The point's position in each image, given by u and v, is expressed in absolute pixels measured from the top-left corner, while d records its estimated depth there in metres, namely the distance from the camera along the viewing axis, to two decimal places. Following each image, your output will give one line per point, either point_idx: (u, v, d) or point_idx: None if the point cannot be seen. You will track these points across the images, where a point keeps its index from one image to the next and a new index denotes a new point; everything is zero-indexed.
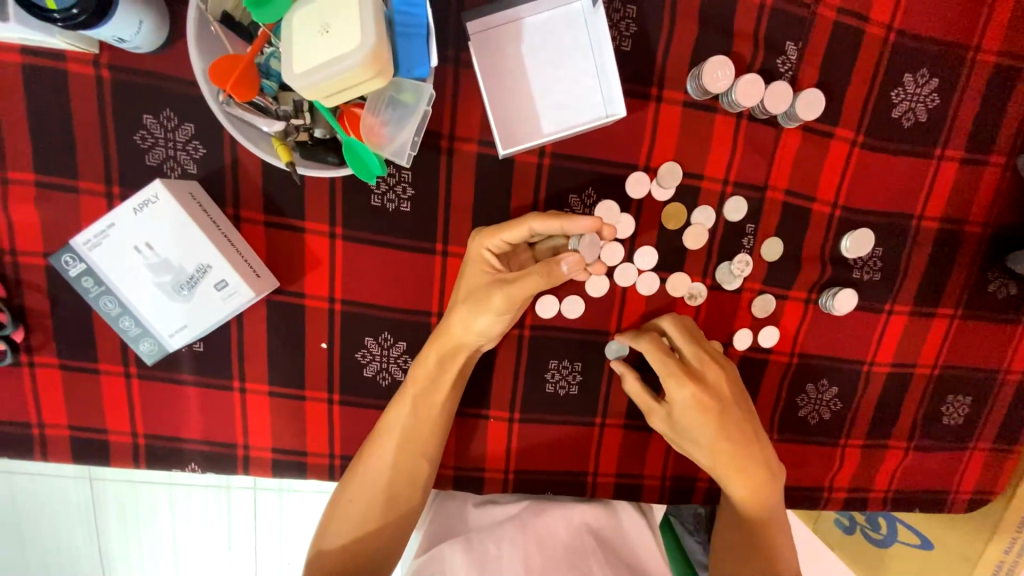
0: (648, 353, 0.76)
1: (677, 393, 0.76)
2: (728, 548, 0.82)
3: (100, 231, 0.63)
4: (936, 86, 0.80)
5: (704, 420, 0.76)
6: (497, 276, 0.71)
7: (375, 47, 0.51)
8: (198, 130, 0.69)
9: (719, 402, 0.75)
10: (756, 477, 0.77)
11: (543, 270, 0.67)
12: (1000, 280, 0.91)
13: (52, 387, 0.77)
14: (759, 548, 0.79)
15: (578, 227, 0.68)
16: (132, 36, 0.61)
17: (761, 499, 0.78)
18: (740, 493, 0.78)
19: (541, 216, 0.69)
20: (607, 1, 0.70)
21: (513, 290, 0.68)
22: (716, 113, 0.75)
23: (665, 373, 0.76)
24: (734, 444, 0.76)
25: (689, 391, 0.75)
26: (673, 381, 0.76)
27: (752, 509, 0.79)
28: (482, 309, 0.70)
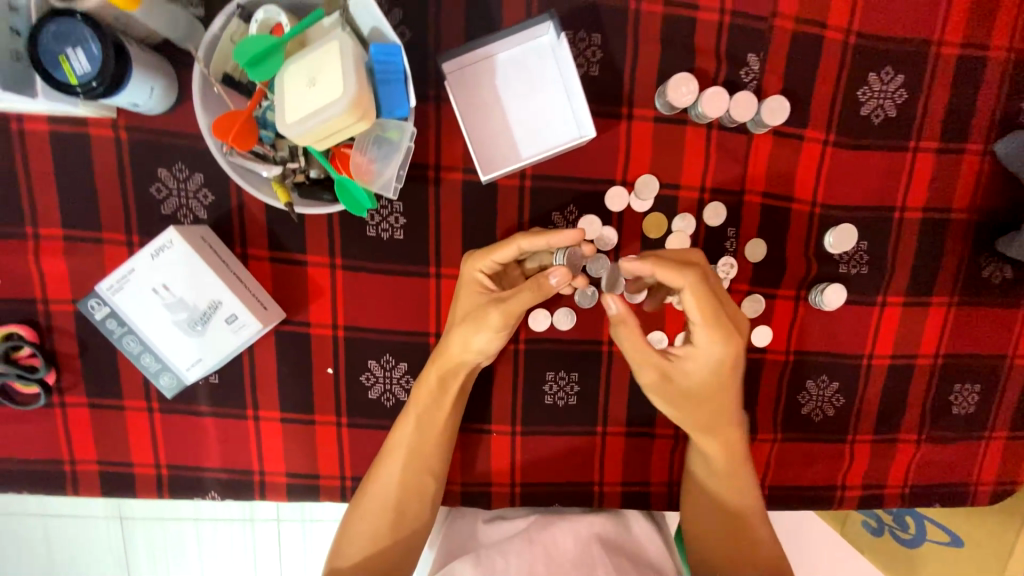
0: (694, 298, 0.69)
1: (708, 343, 0.72)
2: (700, 508, 0.84)
3: (121, 277, 0.68)
4: (901, 82, 0.83)
5: (720, 377, 0.74)
6: (490, 296, 0.74)
7: (358, 95, 0.57)
8: (207, 178, 0.76)
9: (739, 360, 0.74)
10: (738, 440, 0.80)
11: (533, 286, 0.69)
12: (994, 265, 0.91)
13: (81, 425, 0.82)
14: (733, 510, 0.83)
15: (561, 241, 0.70)
16: (144, 100, 0.68)
17: (740, 461, 0.82)
18: (719, 452, 0.80)
19: (528, 234, 0.71)
20: (573, 32, 0.75)
21: (507, 307, 0.71)
22: (686, 125, 0.79)
23: (700, 325, 0.70)
24: (727, 403, 0.77)
25: (722, 347, 0.72)
26: (706, 334, 0.71)
27: (731, 469, 0.81)
28: (478, 328, 0.73)
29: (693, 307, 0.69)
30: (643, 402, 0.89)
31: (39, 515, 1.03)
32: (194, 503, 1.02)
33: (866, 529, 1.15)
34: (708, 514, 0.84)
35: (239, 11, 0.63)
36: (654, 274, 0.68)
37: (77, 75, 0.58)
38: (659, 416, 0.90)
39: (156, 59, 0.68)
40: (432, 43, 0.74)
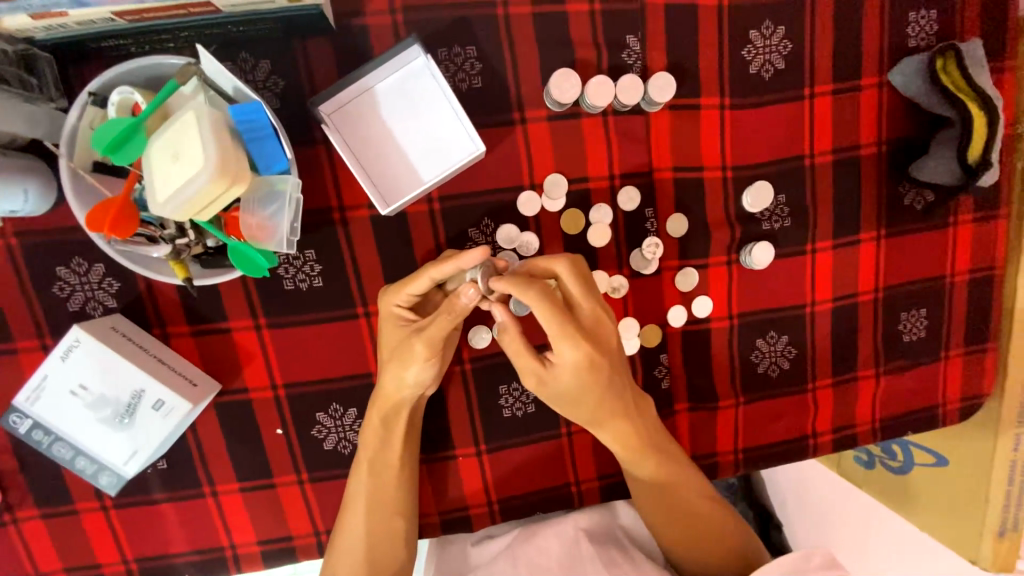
0: (540, 308, 0.66)
1: (568, 352, 0.68)
2: (653, 505, 0.81)
3: (37, 385, 0.67)
4: (784, 33, 0.83)
5: (591, 382, 0.71)
6: (411, 328, 0.73)
7: (221, 161, 0.56)
8: (109, 267, 0.74)
9: (603, 360, 0.71)
10: (632, 431, 0.77)
11: (448, 309, 0.68)
12: (913, 191, 0.92)
13: (38, 538, 0.80)
14: (666, 499, 0.80)
15: (471, 262, 0.67)
16: (21, 205, 0.66)
17: (643, 453, 0.78)
18: (615, 444, 0.78)
19: (436, 262, 0.70)
20: (446, 49, 0.74)
21: (427, 336, 0.70)
22: (581, 117, 0.79)
23: (552, 330, 0.67)
24: (622, 402, 0.75)
25: (574, 352, 0.68)
26: (562, 340, 0.68)
27: (633, 461, 0.79)
28: (406, 362, 0.72)
29: (540, 317, 0.66)
30: None
31: None
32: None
33: (859, 464, 1.17)
34: (650, 506, 0.82)
35: (92, 98, 0.61)
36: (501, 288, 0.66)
37: None
38: None
39: (26, 161, 0.66)
40: (307, 87, 0.72)
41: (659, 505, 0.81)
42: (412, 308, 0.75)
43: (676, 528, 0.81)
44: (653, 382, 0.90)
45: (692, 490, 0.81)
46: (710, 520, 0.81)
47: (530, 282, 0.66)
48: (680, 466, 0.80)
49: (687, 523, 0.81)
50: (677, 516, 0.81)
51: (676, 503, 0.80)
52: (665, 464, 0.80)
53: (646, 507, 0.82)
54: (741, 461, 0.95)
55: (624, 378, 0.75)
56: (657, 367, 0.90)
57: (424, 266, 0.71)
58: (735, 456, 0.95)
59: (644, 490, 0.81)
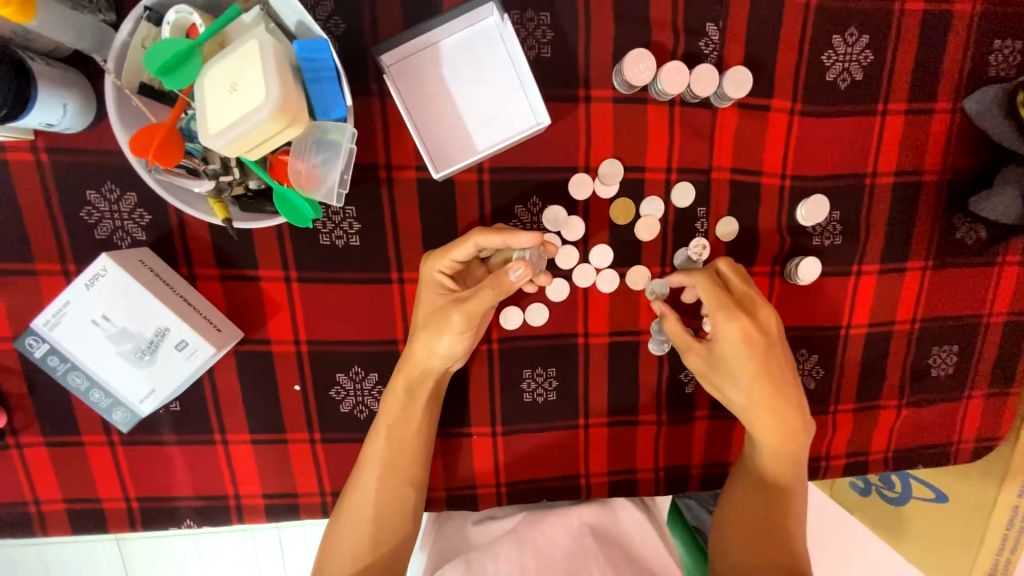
0: (700, 286, 0.75)
1: (726, 325, 0.74)
2: (743, 505, 0.80)
3: (57, 310, 0.64)
4: (867, 43, 0.80)
5: (749, 358, 0.74)
6: (450, 297, 0.71)
7: (282, 98, 0.53)
8: (141, 198, 0.71)
9: (764, 343, 0.74)
10: (793, 429, 0.76)
11: (494, 283, 0.67)
12: (967, 225, 0.90)
13: (41, 465, 0.78)
14: (775, 510, 0.78)
15: (520, 240, 0.68)
16: (59, 119, 0.62)
17: (787, 451, 0.77)
18: (768, 437, 0.77)
19: (486, 231, 0.69)
20: (519, 12, 0.70)
21: (467, 308, 0.69)
22: (647, 103, 0.76)
23: (709, 304, 0.75)
24: (776, 393, 0.75)
25: (735, 326, 0.74)
26: (719, 314, 0.74)
27: (774, 457, 0.78)
28: (440, 332, 0.71)
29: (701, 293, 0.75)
30: (624, 391, 0.87)
31: (31, 549, 0.99)
32: (192, 523, 0.98)
33: (854, 490, 1.16)
34: (748, 510, 0.79)
35: (147, 13, 0.57)
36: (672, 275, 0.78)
37: None
38: (641, 404, 0.88)
39: (67, 73, 0.62)
40: (369, 34, 0.68)
41: (758, 512, 0.78)
42: (452, 277, 0.73)
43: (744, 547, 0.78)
44: (677, 385, 0.88)
45: (795, 507, 0.79)
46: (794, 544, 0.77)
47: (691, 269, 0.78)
48: (800, 478, 0.79)
49: (773, 539, 0.77)
50: (761, 530, 0.78)
51: (769, 513, 0.78)
52: (791, 473, 0.78)
53: (732, 503, 0.81)
54: None
55: (789, 376, 0.77)
56: (685, 371, 0.88)
57: (472, 232, 0.70)
58: None
59: (754, 493, 0.79)
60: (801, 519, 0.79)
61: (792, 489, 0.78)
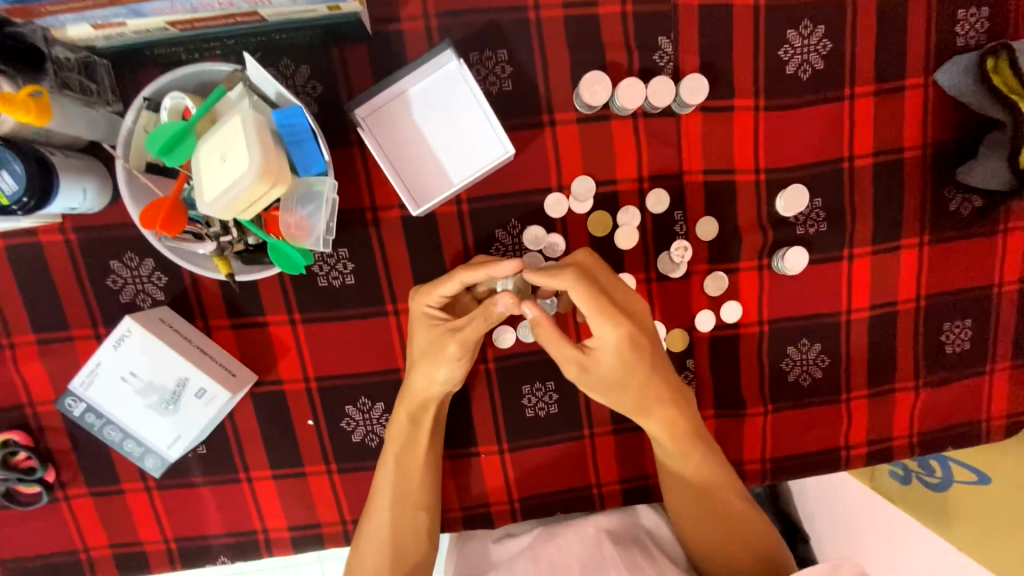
0: (578, 290, 0.68)
1: (608, 331, 0.71)
2: (685, 506, 0.82)
3: (90, 371, 0.71)
4: (823, 32, 0.81)
5: (632, 360, 0.73)
6: (443, 328, 0.75)
7: (265, 163, 0.59)
8: (158, 262, 0.78)
9: (646, 342, 0.73)
10: (678, 418, 0.78)
11: (482, 313, 0.70)
12: (959, 196, 0.88)
13: (88, 515, 0.85)
14: (714, 497, 0.80)
15: (501, 271, 0.69)
16: (81, 202, 0.70)
17: (692, 443, 0.79)
18: (664, 434, 0.78)
19: (469, 267, 0.72)
20: (478, 52, 0.76)
21: (462, 337, 0.72)
22: (610, 119, 0.79)
23: (591, 312, 0.69)
24: (662, 386, 0.76)
25: (618, 331, 0.71)
26: (602, 321, 0.70)
27: (685, 454, 0.79)
28: (439, 362, 0.74)
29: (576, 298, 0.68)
30: None
31: None
32: (230, 561, 1.04)
33: (896, 480, 1.12)
34: (691, 505, 0.81)
35: (147, 103, 0.65)
36: (538, 277, 0.68)
37: (7, 195, 0.61)
38: None
39: (85, 161, 0.70)
40: (344, 91, 0.75)
41: (698, 502, 0.81)
42: (443, 309, 0.77)
43: (710, 539, 0.80)
44: None
45: (733, 488, 0.81)
46: (746, 521, 0.80)
47: (559, 269, 0.69)
48: (717, 459, 0.80)
49: (724, 525, 0.80)
50: (714, 516, 0.80)
51: (711, 502, 0.80)
52: (706, 460, 0.80)
53: (676, 504, 0.82)
54: (768, 471, 0.94)
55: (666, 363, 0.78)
56: (684, 372, 0.89)
57: (456, 269, 0.73)
58: (762, 465, 0.93)
59: (685, 490, 0.81)
60: (740, 492, 0.82)
61: (715, 474, 0.80)
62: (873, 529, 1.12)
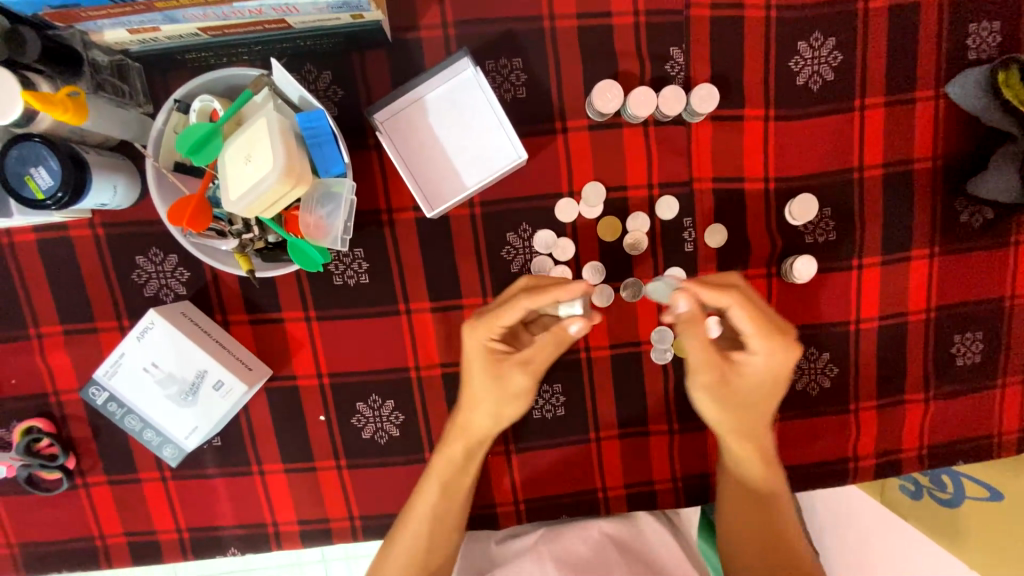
0: (743, 310, 0.70)
1: (763, 352, 0.71)
2: (743, 520, 0.80)
3: (114, 361, 0.74)
4: (834, 44, 0.82)
5: (766, 385, 0.74)
6: (509, 359, 0.74)
7: (288, 163, 0.62)
8: (181, 258, 0.81)
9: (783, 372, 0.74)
10: (765, 446, 0.78)
11: (555, 339, 0.72)
12: (971, 207, 0.88)
13: (105, 502, 0.88)
14: (775, 523, 0.79)
15: (570, 296, 0.69)
16: (111, 199, 0.73)
17: (771, 467, 0.79)
18: (753, 453, 0.78)
19: (531, 293, 0.70)
20: (494, 61, 0.78)
21: (534, 368, 0.73)
22: (621, 127, 0.81)
23: (751, 331, 0.70)
24: (762, 414, 0.77)
25: (771, 354, 0.71)
26: (760, 340, 0.71)
27: (763, 474, 0.79)
28: (505, 393, 0.75)
29: (740, 318, 0.70)
30: (632, 402, 0.89)
31: None
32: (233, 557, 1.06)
33: (906, 495, 1.09)
34: (756, 538, 0.79)
35: (177, 105, 0.68)
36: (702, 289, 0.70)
37: (43, 190, 0.64)
38: (651, 414, 0.90)
39: (115, 159, 0.73)
40: (364, 97, 0.78)
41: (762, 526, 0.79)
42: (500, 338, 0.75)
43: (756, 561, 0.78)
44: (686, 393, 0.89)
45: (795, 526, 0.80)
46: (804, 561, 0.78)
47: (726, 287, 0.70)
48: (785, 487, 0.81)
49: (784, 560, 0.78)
50: (767, 541, 0.78)
51: (768, 527, 0.79)
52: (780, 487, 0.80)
53: (735, 520, 0.81)
54: None
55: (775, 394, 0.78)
56: None
57: (517, 298, 0.71)
58: None
59: (753, 520, 0.80)
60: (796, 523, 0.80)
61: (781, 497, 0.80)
62: (887, 546, 1.08)
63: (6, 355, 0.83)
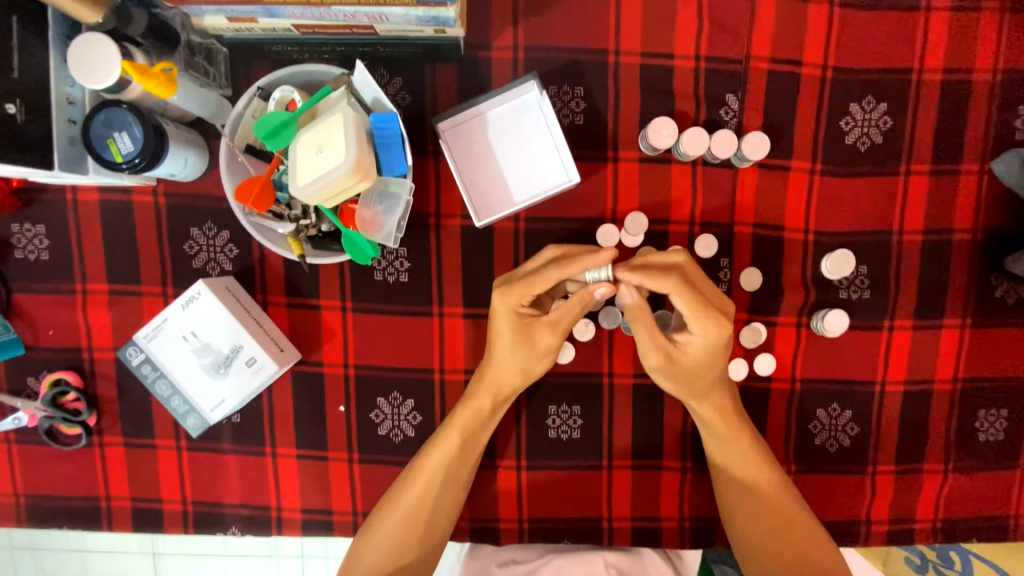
0: (675, 292, 0.71)
1: (701, 330, 0.73)
2: (747, 516, 0.82)
3: (155, 326, 0.76)
4: (885, 110, 0.84)
5: (711, 361, 0.76)
6: (537, 320, 0.75)
7: (358, 159, 0.65)
8: (232, 235, 0.84)
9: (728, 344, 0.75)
10: (736, 427, 0.81)
11: (581, 302, 0.73)
12: (1006, 284, 0.88)
13: (118, 464, 0.88)
14: (776, 515, 0.81)
15: (598, 263, 0.71)
16: (180, 169, 0.77)
17: (757, 458, 0.81)
18: (730, 440, 0.81)
19: (557, 265, 0.72)
20: (557, 87, 0.81)
21: (559, 326, 0.75)
22: (670, 163, 0.83)
23: (690, 313, 0.72)
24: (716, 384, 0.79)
25: (711, 332, 0.73)
26: (697, 319, 0.72)
27: (748, 465, 0.81)
28: (532, 351, 0.77)
29: (677, 299, 0.71)
30: (648, 434, 0.89)
31: (80, 549, 1.08)
32: (223, 538, 1.06)
33: (911, 567, 1.06)
34: (758, 522, 0.81)
35: (259, 92, 0.72)
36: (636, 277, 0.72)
37: (123, 154, 0.67)
38: (665, 448, 0.89)
39: (190, 134, 0.77)
40: (430, 106, 0.81)
41: (766, 523, 0.81)
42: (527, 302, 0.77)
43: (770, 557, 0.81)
44: None
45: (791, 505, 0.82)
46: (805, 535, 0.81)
47: (663, 272, 0.71)
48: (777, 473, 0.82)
49: (789, 538, 0.81)
50: (773, 535, 0.81)
51: (770, 522, 0.81)
52: (771, 475, 0.82)
53: (740, 521, 0.82)
54: None
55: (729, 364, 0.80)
56: None
57: (543, 268, 0.73)
58: None
59: (752, 502, 0.82)
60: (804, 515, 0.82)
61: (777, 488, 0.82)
62: None
63: (51, 306, 0.85)
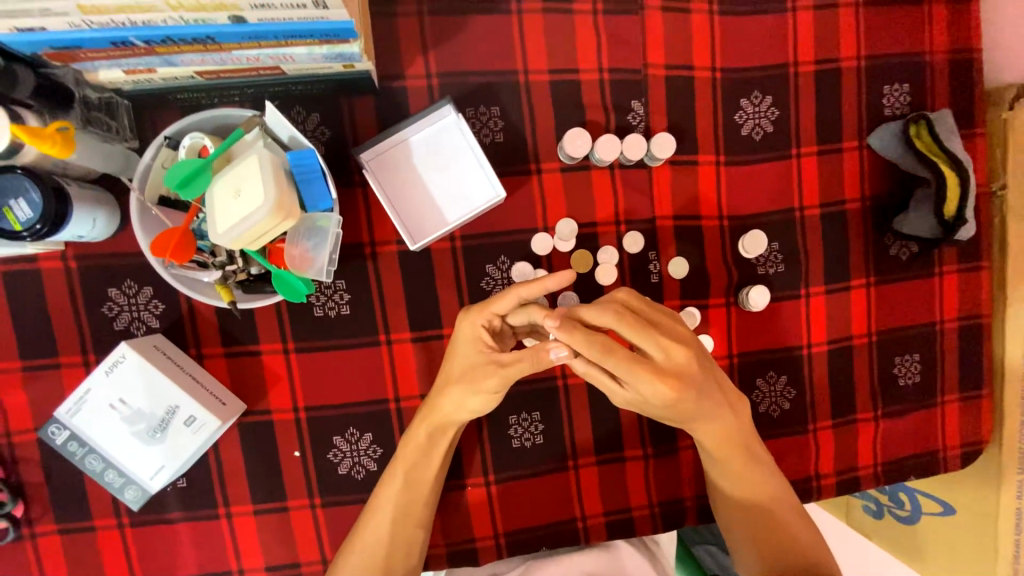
0: (606, 358, 0.65)
1: (646, 387, 0.67)
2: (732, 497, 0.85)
3: (78, 398, 0.70)
4: (771, 101, 0.94)
5: (676, 407, 0.71)
6: (489, 357, 0.75)
7: (278, 199, 0.64)
8: (156, 290, 0.80)
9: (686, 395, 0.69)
10: (735, 431, 0.80)
11: (532, 356, 0.71)
12: (898, 242, 0.99)
13: (53, 556, 0.81)
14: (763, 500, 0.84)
15: (559, 284, 0.68)
16: (89, 231, 0.73)
17: (753, 451, 0.82)
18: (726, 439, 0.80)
19: (526, 284, 0.71)
20: (473, 109, 0.85)
21: (506, 374, 0.73)
22: (590, 169, 0.88)
23: (628, 373, 0.66)
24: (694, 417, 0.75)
25: (657, 387, 0.67)
26: (640, 378, 0.66)
27: (746, 458, 0.82)
28: (473, 390, 0.76)
29: (609, 363, 0.66)
30: (607, 428, 0.92)
31: None
32: None
33: (868, 513, 1.19)
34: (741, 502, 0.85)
35: (167, 141, 0.70)
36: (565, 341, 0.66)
37: (21, 221, 0.63)
38: (625, 439, 0.92)
39: (98, 193, 0.74)
40: (350, 138, 0.82)
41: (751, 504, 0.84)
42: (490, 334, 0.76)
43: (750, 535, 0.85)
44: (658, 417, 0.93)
45: (772, 489, 0.84)
46: (781, 511, 0.84)
47: (592, 334, 0.65)
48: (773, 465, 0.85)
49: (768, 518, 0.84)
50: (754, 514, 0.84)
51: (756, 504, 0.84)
52: (767, 466, 0.84)
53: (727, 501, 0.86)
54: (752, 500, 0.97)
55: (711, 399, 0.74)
56: None
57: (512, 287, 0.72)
58: None
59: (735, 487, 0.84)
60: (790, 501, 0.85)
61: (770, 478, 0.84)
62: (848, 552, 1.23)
63: None
